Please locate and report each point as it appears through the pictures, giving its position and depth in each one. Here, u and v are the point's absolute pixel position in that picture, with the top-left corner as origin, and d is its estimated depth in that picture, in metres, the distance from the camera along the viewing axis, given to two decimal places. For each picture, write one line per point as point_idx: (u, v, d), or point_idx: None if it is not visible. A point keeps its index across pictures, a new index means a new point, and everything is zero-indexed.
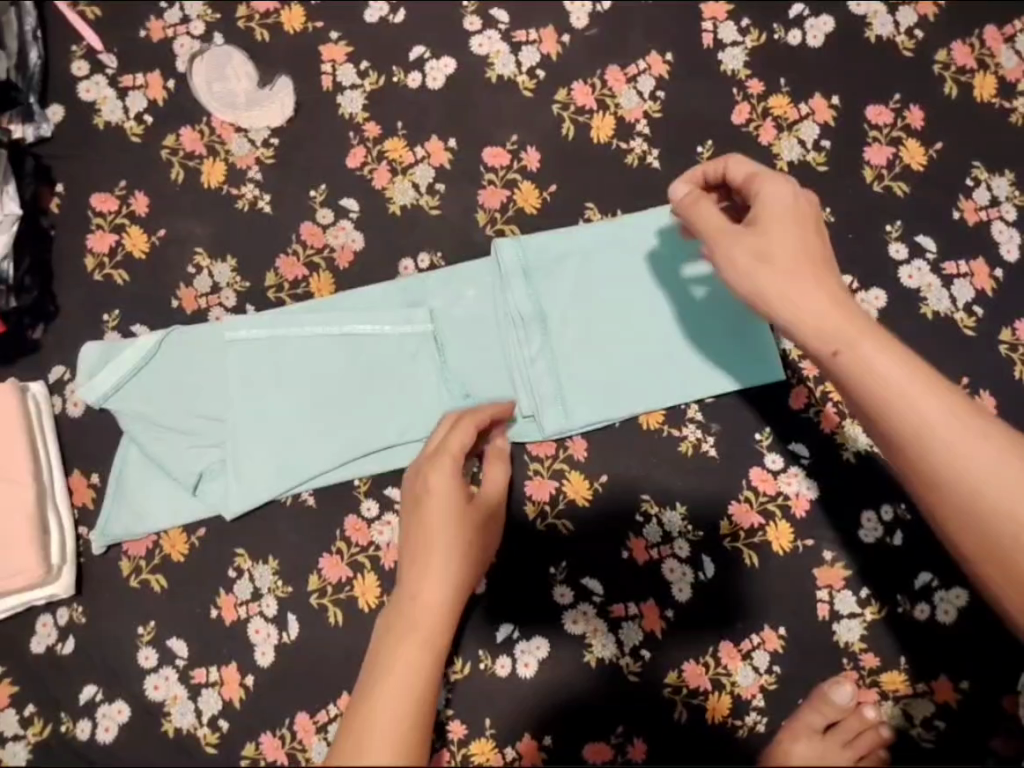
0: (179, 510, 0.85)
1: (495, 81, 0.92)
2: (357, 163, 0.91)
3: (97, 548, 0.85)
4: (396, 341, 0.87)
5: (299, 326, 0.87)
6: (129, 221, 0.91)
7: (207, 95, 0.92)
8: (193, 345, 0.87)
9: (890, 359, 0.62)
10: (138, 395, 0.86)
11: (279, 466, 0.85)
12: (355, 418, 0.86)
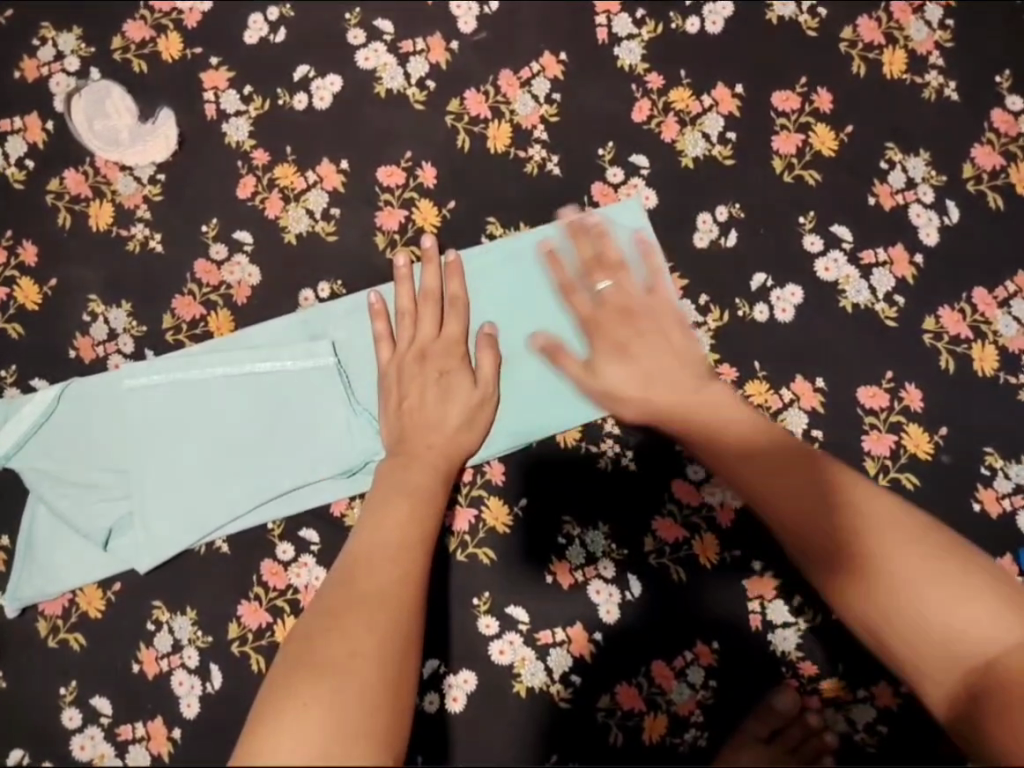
0: (91, 568, 0.83)
1: (385, 96, 0.89)
2: (248, 193, 0.88)
3: (12, 611, 0.83)
4: (298, 378, 0.84)
5: (198, 369, 0.84)
6: (19, 272, 0.88)
7: (87, 135, 0.89)
8: (92, 396, 0.85)
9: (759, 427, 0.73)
10: (40, 451, 0.84)
11: (186, 516, 0.83)
12: (262, 462, 0.84)
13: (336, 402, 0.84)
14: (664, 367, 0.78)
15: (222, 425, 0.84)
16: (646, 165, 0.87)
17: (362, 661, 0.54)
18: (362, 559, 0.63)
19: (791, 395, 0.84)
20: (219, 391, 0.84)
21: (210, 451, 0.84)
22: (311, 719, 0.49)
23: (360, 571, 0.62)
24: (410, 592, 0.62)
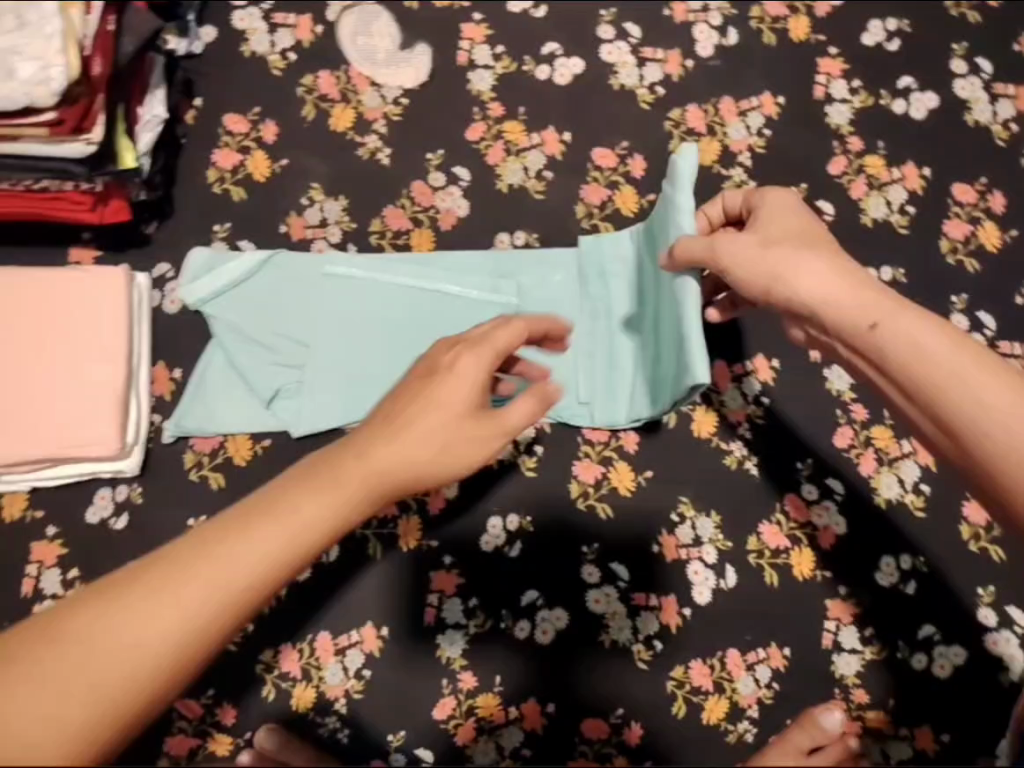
0: (247, 420, 0.89)
1: (618, 90, 0.98)
2: (476, 137, 0.97)
3: (168, 436, 0.88)
4: (471, 303, 0.92)
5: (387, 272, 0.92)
6: (255, 146, 0.96)
7: (350, 47, 0.98)
8: (290, 271, 0.92)
9: (930, 331, 0.65)
10: (230, 304, 0.91)
11: (341, 399, 0.89)
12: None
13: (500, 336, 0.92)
14: (792, 230, 0.73)
15: (390, 327, 0.91)
16: (830, 212, 0.96)
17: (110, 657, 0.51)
18: (197, 549, 0.53)
19: (910, 447, 0.92)
20: (398, 295, 0.92)
21: (376, 346, 0.91)
22: (52, 686, 0.50)
23: (163, 556, 0.54)
24: (224, 593, 0.52)
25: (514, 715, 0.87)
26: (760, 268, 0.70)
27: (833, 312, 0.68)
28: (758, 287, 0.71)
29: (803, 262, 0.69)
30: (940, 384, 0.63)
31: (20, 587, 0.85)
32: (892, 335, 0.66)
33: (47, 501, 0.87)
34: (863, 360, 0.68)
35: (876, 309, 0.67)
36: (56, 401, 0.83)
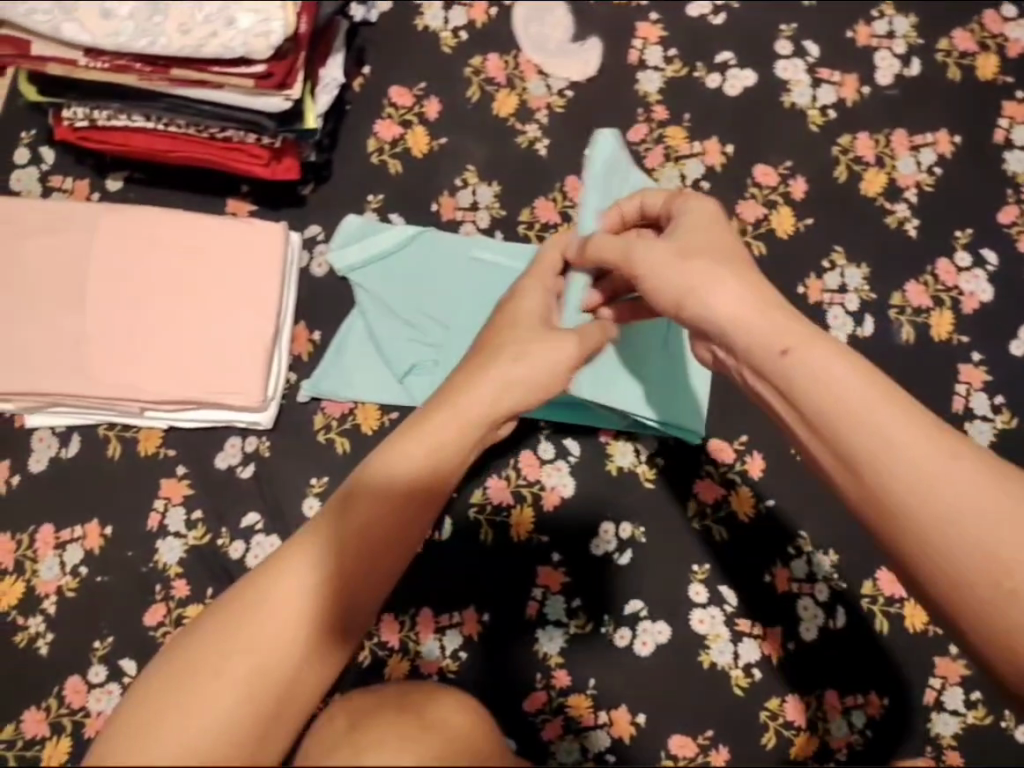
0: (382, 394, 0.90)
1: (789, 108, 0.95)
2: (637, 138, 0.95)
3: (302, 395, 0.90)
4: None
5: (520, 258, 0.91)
6: (417, 121, 0.96)
7: (522, 33, 0.97)
8: (438, 249, 0.92)
9: (838, 365, 0.59)
10: (373, 275, 0.91)
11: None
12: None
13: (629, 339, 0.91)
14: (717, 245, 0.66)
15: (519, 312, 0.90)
16: (993, 262, 0.93)
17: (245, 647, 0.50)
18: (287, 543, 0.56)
19: None
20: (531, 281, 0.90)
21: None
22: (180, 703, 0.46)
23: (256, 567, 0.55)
24: (321, 562, 0.54)
25: (603, 720, 0.87)
26: (675, 280, 0.64)
27: (737, 319, 0.62)
28: (671, 303, 0.65)
29: (719, 280, 0.63)
30: (906, 452, 0.57)
31: (148, 521, 0.88)
32: (805, 370, 0.59)
33: (181, 441, 0.90)
34: (771, 389, 0.62)
35: (795, 336, 0.60)
36: (207, 347, 0.85)
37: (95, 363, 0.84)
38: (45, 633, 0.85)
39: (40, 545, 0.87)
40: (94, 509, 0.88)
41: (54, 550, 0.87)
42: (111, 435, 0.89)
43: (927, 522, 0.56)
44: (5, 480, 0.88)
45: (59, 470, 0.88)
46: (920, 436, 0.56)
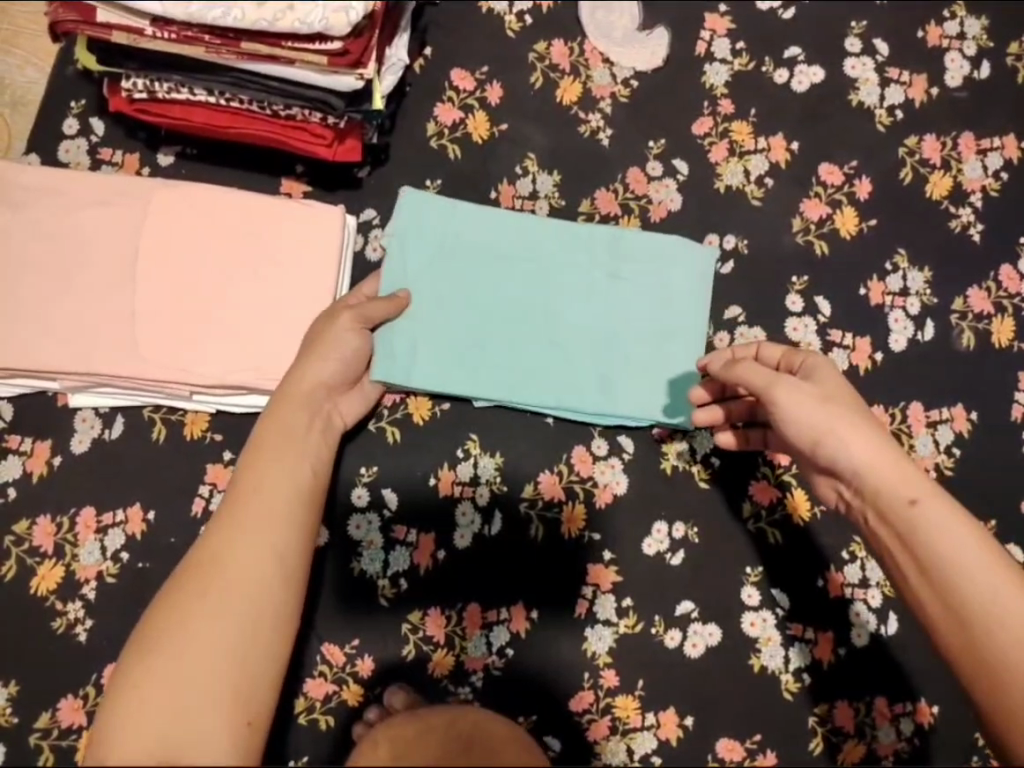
0: (438, 382, 0.87)
1: (855, 106, 0.95)
2: (702, 132, 0.94)
3: None
4: (633, 268, 0.90)
5: (550, 230, 0.90)
6: (478, 105, 0.94)
7: (589, 18, 0.96)
8: (466, 239, 0.89)
9: (953, 519, 0.65)
10: (412, 257, 0.88)
11: (531, 369, 0.88)
12: (601, 345, 0.89)
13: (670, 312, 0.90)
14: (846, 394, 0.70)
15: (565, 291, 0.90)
16: None
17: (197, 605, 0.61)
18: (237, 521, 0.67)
19: None
20: (569, 258, 0.90)
21: (556, 313, 0.89)
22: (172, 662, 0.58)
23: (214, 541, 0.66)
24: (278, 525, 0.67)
25: (650, 722, 0.85)
26: (811, 417, 0.69)
27: (880, 463, 0.67)
28: (804, 438, 0.70)
29: (855, 427, 0.68)
30: (980, 601, 0.64)
31: (192, 506, 0.85)
32: (925, 516, 0.65)
33: (227, 425, 0.87)
34: (883, 523, 0.68)
35: (917, 484, 0.66)
36: (261, 330, 0.83)
37: (145, 342, 0.82)
38: (84, 619, 0.82)
39: (81, 529, 0.84)
40: (137, 492, 0.85)
41: (95, 534, 0.84)
42: (156, 418, 0.87)
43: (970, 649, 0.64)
44: (45, 461, 0.85)
45: (102, 453, 0.86)
46: (1010, 598, 0.64)
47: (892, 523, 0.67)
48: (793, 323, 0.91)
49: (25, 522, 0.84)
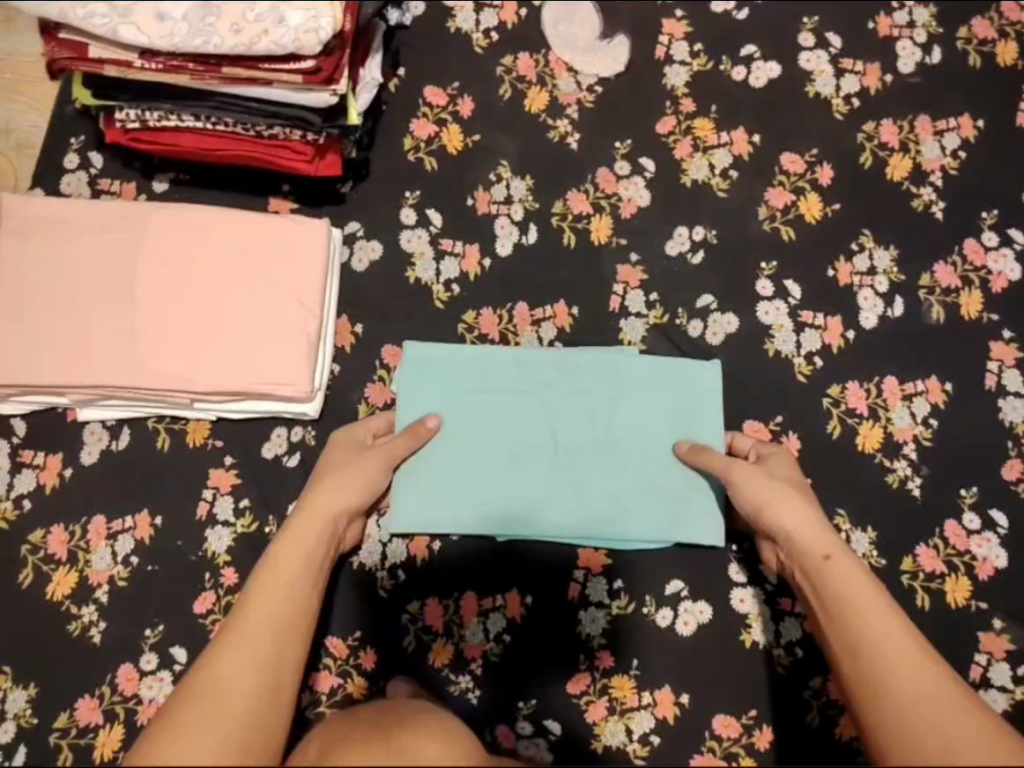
0: (452, 509, 0.89)
1: (813, 97, 0.99)
2: (666, 130, 0.99)
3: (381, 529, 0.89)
4: (642, 380, 0.91)
5: (533, 368, 0.92)
6: (451, 119, 1.00)
7: (552, 31, 1.01)
8: (463, 391, 0.91)
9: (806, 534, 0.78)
10: (423, 399, 0.91)
11: (542, 481, 0.89)
12: (593, 505, 0.89)
13: (682, 442, 0.89)
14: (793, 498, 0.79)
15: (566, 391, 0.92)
16: (1021, 241, 0.95)
17: (212, 700, 0.67)
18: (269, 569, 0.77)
19: None
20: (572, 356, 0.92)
21: (558, 419, 0.91)
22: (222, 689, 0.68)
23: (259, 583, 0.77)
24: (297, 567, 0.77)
25: (647, 701, 0.87)
26: (755, 491, 0.81)
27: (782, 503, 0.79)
28: (750, 511, 0.82)
29: (746, 477, 0.82)
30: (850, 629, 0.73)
31: (197, 509, 0.89)
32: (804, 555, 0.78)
33: (228, 431, 0.92)
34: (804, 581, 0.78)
35: (831, 543, 0.77)
36: (256, 339, 0.88)
37: (148, 355, 0.87)
38: (97, 622, 0.86)
39: (93, 536, 0.88)
40: (144, 499, 0.90)
41: (105, 540, 0.88)
42: (160, 428, 0.91)
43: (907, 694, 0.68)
44: (57, 473, 0.90)
45: (110, 463, 0.90)
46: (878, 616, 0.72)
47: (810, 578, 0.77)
48: (765, 307, 0.95)
49: (41, 532, 0.88)
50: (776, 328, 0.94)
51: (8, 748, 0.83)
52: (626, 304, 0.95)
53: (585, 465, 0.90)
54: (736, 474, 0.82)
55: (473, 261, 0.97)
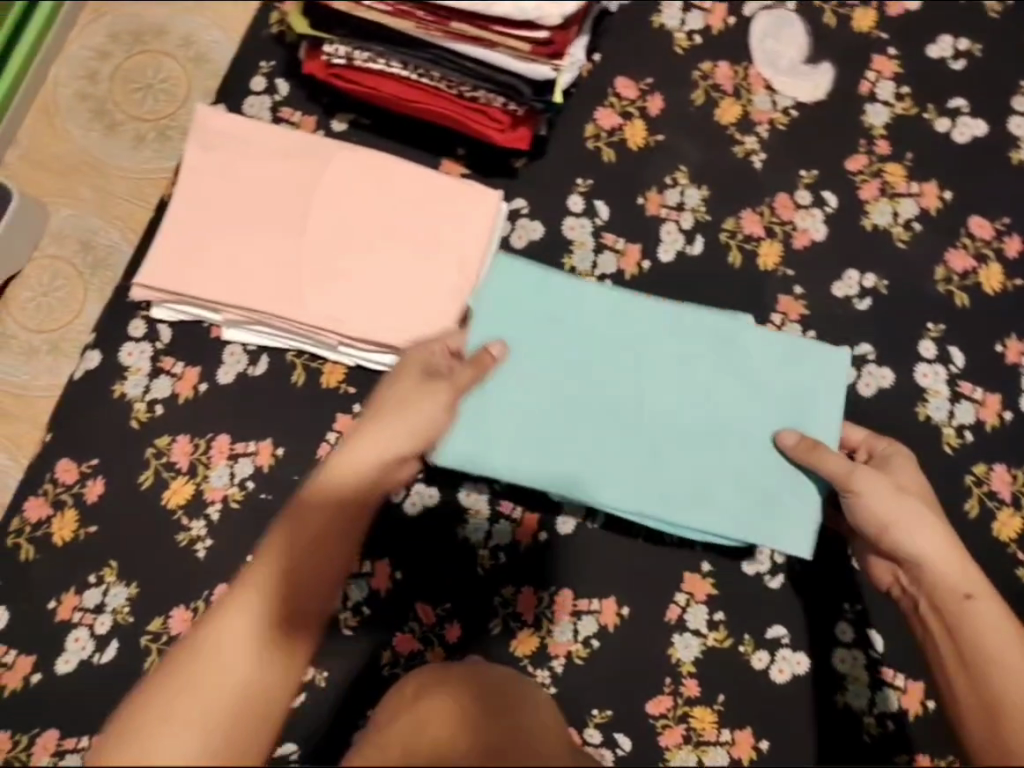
0: (533, 457, 0.84)
1: (1015, 164, 0.95)
2: (855, 168, 0.96)
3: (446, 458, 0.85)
4: (736, 350, 0.87)
5: (632, 325, 0.88)
6: (638, 114, 0.97)
7: (757, 45, 0.98)
8: (568, 327, 0.88)
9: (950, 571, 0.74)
10: (528, 330, 0.87)
11: (638, 442, 0.85)
12: (685, 480, 0.85)
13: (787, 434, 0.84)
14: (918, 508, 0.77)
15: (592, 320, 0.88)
16: None
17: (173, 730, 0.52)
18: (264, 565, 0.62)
19: None
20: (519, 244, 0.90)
21: (650, 389, 0.86)
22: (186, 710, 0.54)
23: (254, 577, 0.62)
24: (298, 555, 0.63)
25: (726, 739, 0.86)
26: (885, 508, 0.77)
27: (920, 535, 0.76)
28: (874, 524, 0.78)
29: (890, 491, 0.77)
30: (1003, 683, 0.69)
31: (318, 448, 0.90)
32: (951, 594, 0.73)
33: (362, 380, 0.92)
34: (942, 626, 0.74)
35: (974, 582, 0.73)
36: (411, 295, 0.88)
37: (306, 290, 0.87)
38: (204, 538, 0.87)
39: (215, 453, 0.89)
40: (270, 429, 0.90)
41: (226, 460, 0.89)
42: (297, 363, 0.92)
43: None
44: (192, 386, 0.90)
45: (244, 386, 0.91)
46: None
47: (949, 620, 0.73)
48: (923, 369, 0.91)
49: (166, 438, 0.89)
50: (931, 392, 0.91)
51: (101, 641, 0.84)
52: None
53: (682, 432, 0.86)
54: (857, 482, 0.78)
55: (633, 261, 0.95)
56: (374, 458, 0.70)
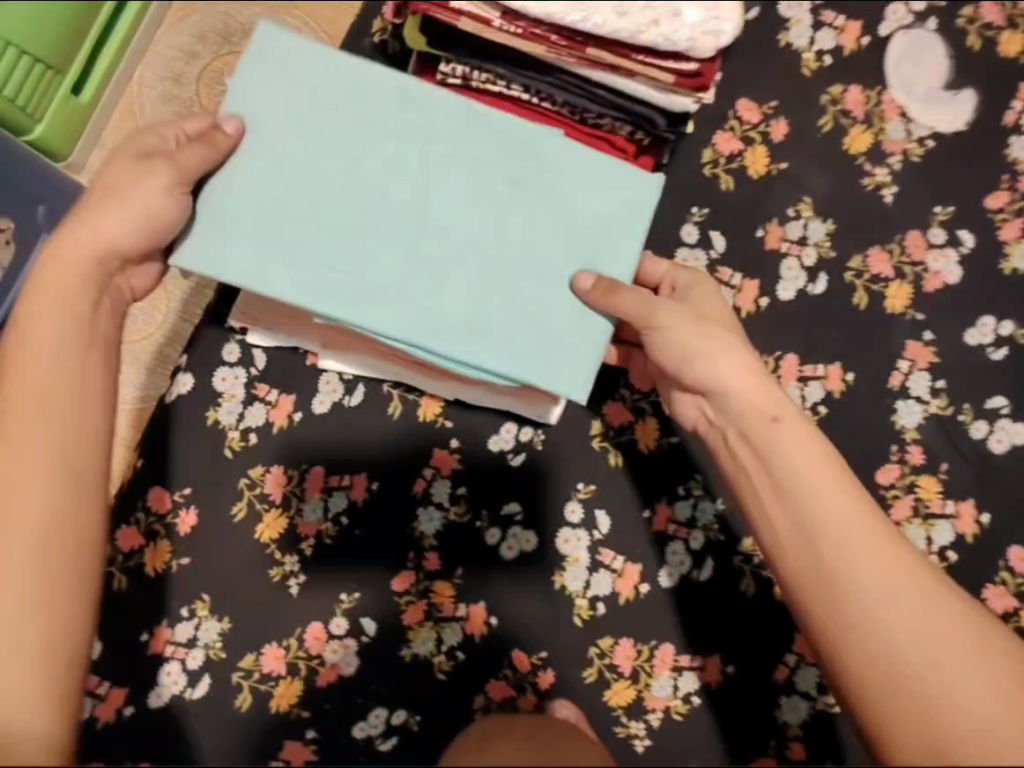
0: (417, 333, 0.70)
1: None
2: (996, 206, 0.90)
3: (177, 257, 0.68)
4: (600, 199, 0.74)
5: (470, 140, 0.73)
6: (760, 140, 0.91)
7: (893, 69, 0.92)
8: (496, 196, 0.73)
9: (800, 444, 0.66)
10: (293, 105, 0.72)
11: (408, 239, 0.71)
12: (446, 277, 0.71)
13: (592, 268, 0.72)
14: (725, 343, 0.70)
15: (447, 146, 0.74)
16: None
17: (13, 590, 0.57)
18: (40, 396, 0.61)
19: None
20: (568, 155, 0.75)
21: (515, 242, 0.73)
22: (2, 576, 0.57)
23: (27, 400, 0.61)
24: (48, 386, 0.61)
25: None
26: (681, 335, 0.70)
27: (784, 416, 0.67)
28: (676, 355, 0.70)
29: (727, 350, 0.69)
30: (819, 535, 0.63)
31: (414, 484, 0.86)
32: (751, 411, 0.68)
33: (460, 414, 0.88)
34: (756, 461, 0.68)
35: (782, 406, 0.68)
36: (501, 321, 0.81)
37: None
38: (297, 573, 0.84)
39: (308, 485, 0.86)
40: (365, 461, 0.87)
41: (320, 493, 0.86)
42: (395, 393, 0.88)
43: (865, 621, 0.60)
44: (288, 414, 0.87)
45: (340, 417, 0.87)
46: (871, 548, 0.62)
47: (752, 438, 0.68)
48: None
49: (260, 468, 0.86)
50: None
51: (192, 675, 0.82)
52: (908, 384, 0.87)
53: (466, 236, 0.72)
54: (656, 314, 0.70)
55: (750, 298, 0.89)
56: (73, 308, 0.64)
